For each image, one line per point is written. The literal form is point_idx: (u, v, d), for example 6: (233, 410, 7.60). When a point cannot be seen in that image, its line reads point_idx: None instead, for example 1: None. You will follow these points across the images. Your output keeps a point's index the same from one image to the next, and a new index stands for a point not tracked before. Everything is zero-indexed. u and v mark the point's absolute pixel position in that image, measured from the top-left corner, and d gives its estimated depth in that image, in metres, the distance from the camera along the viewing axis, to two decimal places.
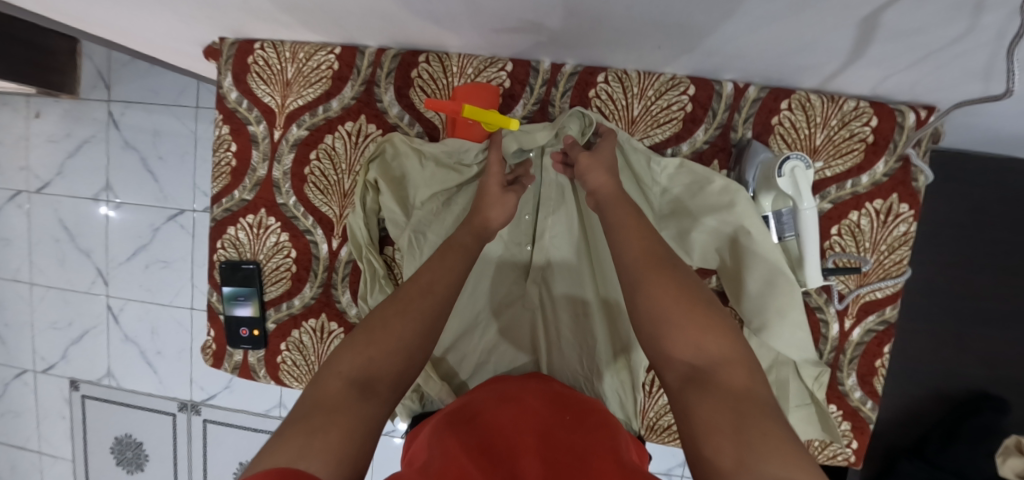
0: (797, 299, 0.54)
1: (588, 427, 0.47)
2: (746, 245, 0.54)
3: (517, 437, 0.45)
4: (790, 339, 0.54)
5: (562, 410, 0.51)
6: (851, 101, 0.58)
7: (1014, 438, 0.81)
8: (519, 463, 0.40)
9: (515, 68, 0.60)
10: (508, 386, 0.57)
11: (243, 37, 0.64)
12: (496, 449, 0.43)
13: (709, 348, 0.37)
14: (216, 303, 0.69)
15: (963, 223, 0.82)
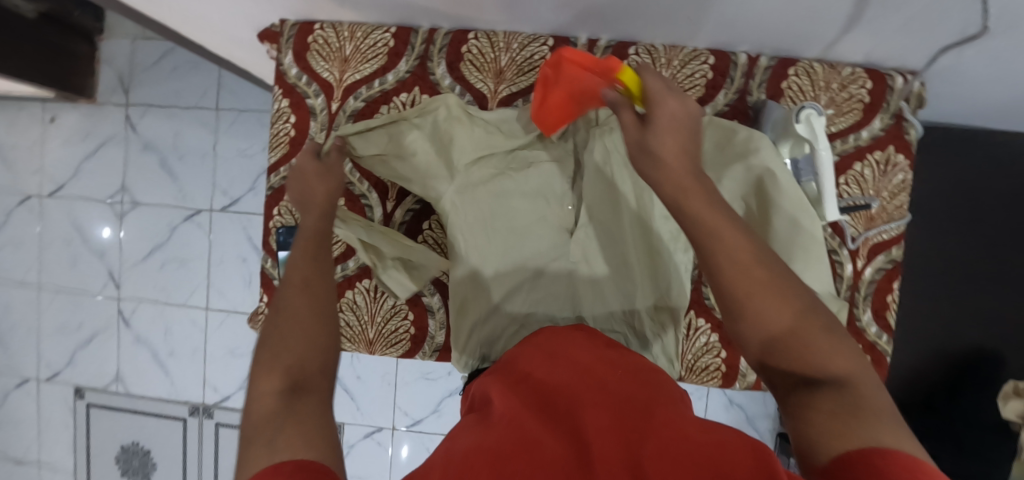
0: (818, 232, 0.60)
1: (639, 381, 0.44)
2: (771, 184, 0.60)
3: (576, 388, 0.41)
4: (815, 271, 0.61)
5: (608, 364, 0.48)
6: (848, 68, 0.67)
7: (1012, 383, 0.85)
8: (584, 415, 0.36)
9: (556, 43, 0.67)
10: (554, 344, 0.54)
11: (304, 19, 0.69)
12: (557, 401, 0.40)
13: (806, 340, 0.32)
14: (270, 268, 0.71)
15: (954, 189, 0.90)
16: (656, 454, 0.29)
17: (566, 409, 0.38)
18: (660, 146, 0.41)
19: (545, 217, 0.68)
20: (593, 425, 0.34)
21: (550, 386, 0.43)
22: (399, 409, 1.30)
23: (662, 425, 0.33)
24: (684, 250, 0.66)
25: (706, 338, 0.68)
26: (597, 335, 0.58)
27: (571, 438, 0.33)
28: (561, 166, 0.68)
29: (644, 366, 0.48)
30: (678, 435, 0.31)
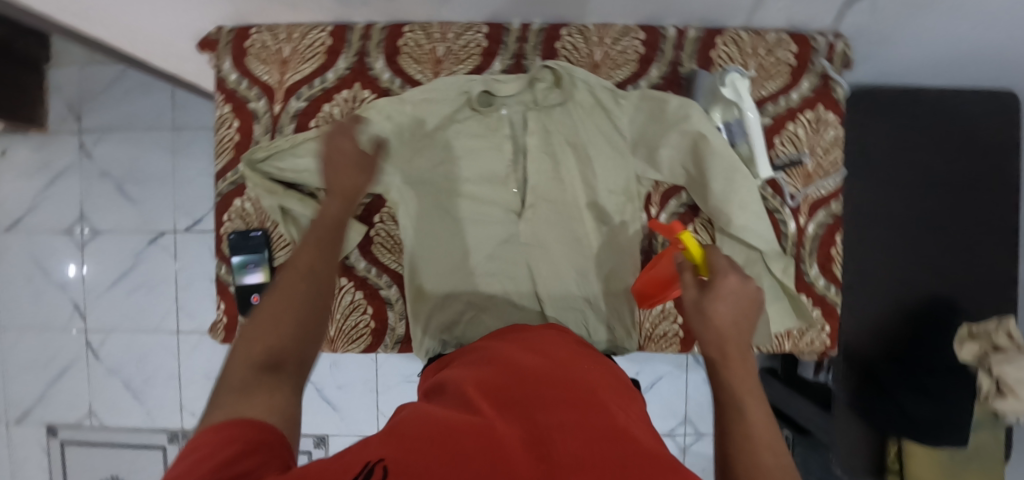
0: (754, 191, 0.63)
1: (608, 386, 0.40)
2: (705, 150, 0.62)
3: (545, 382, 0.36)
4: (751, 228, 0.64)
5: (584, 366, 0.43)
6: (773, 34, 0.70)
7: (965, 326, 0.90)
8: (548, 411, 0.32)
9: (491, 30, 0.68)
10: (530, 338, 0.49)
11: (239, 25, 0.70)
12: (519, 392, 0.35)
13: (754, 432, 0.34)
14: (226, 275, 0.71)
15: (897, 146, 0.92)
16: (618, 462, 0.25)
17: (526, 399, 0.33)
18: (713, 309, 0.40)
19: (494, 201, 0.69)
20: (555, 423, 0.30)
21: (520, 375, 0.38)
22: (384, 415, 1.29)
23: (627, 434, 0.29)
24: (631, 221, 0.67)
25: (661, 305, 0.70)
26: (569, 336, 0.54)
27: (527, 431, 0.29)
28: (501, 149, 0.68)
29: (617, 380, 0.44)
30: (640, 449, 0.27)
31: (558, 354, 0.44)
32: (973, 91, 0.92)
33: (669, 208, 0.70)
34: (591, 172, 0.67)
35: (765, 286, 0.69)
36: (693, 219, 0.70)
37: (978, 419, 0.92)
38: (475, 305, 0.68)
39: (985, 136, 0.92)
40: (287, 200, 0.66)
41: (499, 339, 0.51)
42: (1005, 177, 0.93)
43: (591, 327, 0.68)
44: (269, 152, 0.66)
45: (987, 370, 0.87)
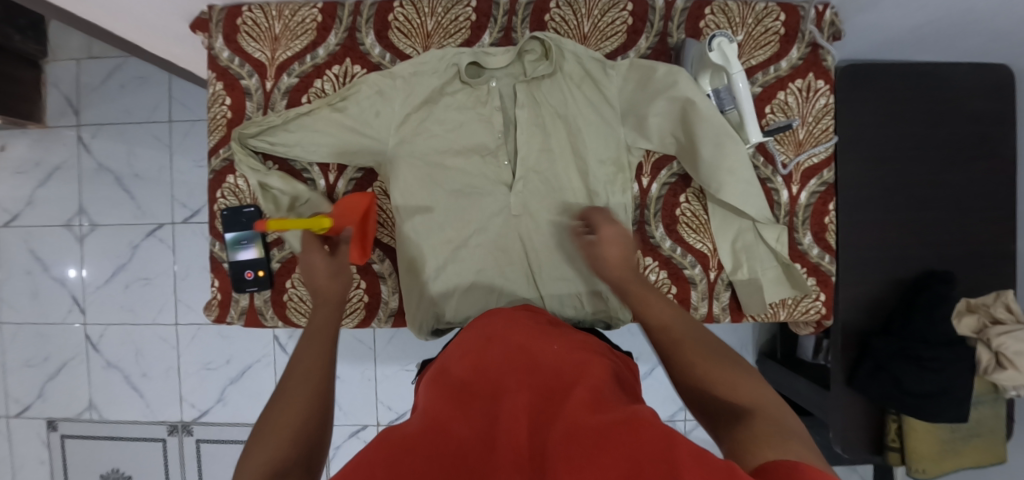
0: (744, 157, 0.63)
1: (570, 356, 0.44)
2: (693, 116, 0.62)
3: (503, 370, 0.41)
4: (742, 195, 0.63)
5: (546, 343, 0.48)
6: (761, 3, 0.70)
7: (963, 300, 0.92)
8: (507, 400, 0.36)
9: (479, 3, 0.69)
10: (497, 326, 0.54)
11: (231, 3, 0.71)
12: (478, 388, 0.40)
13: (709, 373, 0.42)
14: (219, 252, 0.72)
15: (889, 121, 0.92)
16: (560, 436, 0.30)
17: (489, 393, 0.38)
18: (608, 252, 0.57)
19: (484, 175, 0.69)
20: (510, 410, 0.34)
21: (478, 370, 0.42)
22: (382, 404, 1.29)
23: (578, 403, 0.34)
24: (621, 191, 0.68)
25: (654, 276, 0.70)
26: (537, 315, 0.58)
27: (486, 425, 0.34)
28: (490, 121, 0.68)
29: (583, 346, 0.49)
30: (587, 414, 0.31)
31: (521, 337, 0.48)
32: (965, 65, 0.92)
33: (659, 179, 0.70)
34: (581, 142, 0.67)
35: (759, 254, 0.69)
36: (685, 189, 0.70)
37: (979, 394, 0.92)
38: (466, 275, 0.69)
39: (979, 110, 0.92)
40: (268, 177, 0.67)
41: (471, 331, 0.56)
42: (1000, 150, 0.93)
43: (584, 297, 0.69)
44: (261, 127, 0.67)
45: (987, 343, 0.88)
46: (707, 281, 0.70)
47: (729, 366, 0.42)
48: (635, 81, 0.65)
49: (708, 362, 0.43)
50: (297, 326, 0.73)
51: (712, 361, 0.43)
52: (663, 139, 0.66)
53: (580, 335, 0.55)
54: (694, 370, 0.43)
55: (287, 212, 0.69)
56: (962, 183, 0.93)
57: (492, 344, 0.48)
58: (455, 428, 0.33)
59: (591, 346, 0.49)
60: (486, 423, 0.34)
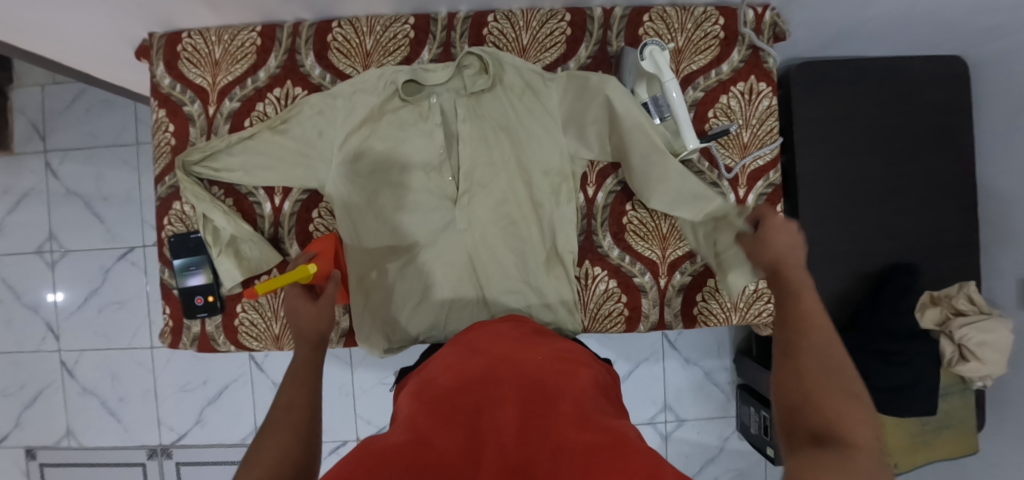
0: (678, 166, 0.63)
1: (554, 367, 0.43)
2: (622, 123, 0.62)
3: (487, 382, 0.40)
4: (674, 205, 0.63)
5: (531, 354, 0.47)
6: (700, 8, 0.70)
7: (926, 293, 0.91)
8: (492, 413, 0.35)
9: (417, 20, 0.69)
10: (480, 338, 0.52)
11: (171, 30, 0.71)
12: (458, 399, 0.38)
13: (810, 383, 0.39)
14: (169, 279, 0.72)
15: (845, 117, 0.92)
16: (552, 458, 0.28)
17: (471, 404, 0.37)
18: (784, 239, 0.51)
19: (427, 190, 0.68)
20: (496, 424, 0.33)
21: (460, 381, 0.41)
22: (361, 419, 1.28)
23: (568, 423, 0.32)
24: (567, 201, 0.67)
25: (604, 285, 0.70)
26: (521, 327, 0.57)
27: (469, 437, 0.32)
28: (432, 136, 0.68)
29: (565, 355, 0.48)
30: (578, 435, 0.31)
31: (507, 350, 0.47)
32: (919, 57, 0.92)
33: (605, 188, 0.70)
34: (525, 154, 0.67)
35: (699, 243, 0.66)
36: (631, 197, 0.70)
37: (946, 385, 0.92)
38: (417, 291, 0.69)
39: (934, 101, 0.92)
40: (210, 209, 0.66)
41: (451, 346, 0.54)
42: (958, 141, 0.93)
43: (535, 309, 0.68)
44: (204, 154, 0.67)
45: (950, 335, 0.87)
46: (657, 288, 0.70)
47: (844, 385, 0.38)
48: (574, 91, 0.65)
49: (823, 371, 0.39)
50: (251, 350, 0.73)
51: (826, 379, 0.38)
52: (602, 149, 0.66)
53: (570, 344, 0.55)
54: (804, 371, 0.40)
55: (226, 247, 0.69)
56: (922, 175, 0.93)
57: (476, 356, 0.46)
58: (437, 437, 0.31)
59: (574, 357, 0.48)
60: (470, 436, 0.32)
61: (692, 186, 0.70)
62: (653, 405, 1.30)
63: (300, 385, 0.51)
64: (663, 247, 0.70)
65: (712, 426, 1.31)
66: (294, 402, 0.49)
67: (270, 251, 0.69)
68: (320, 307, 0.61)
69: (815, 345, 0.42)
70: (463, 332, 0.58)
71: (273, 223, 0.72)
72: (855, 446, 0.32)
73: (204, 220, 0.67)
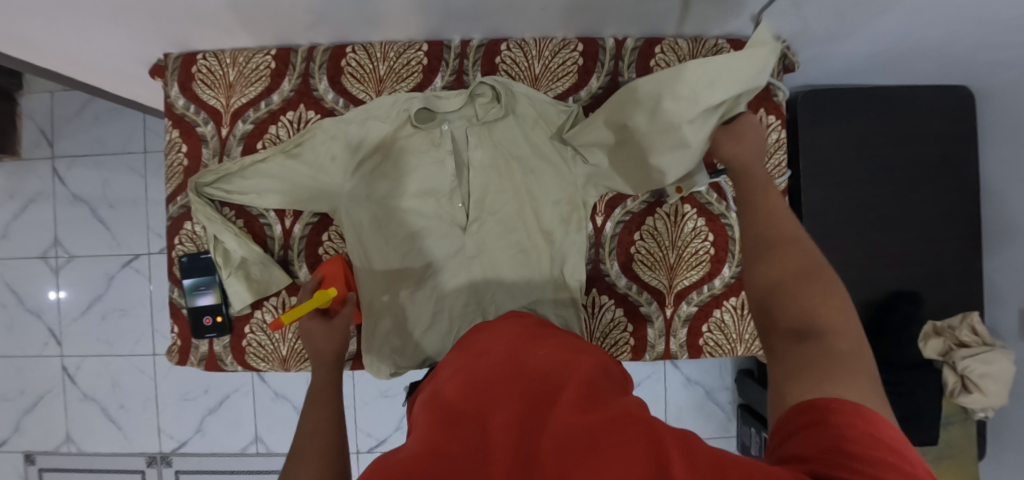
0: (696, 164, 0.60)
1: (559, 359, 0.41)
2: (635, 138, 0.60)
3: (492, 380, 0.38)
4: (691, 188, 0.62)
5: (535, 347, 0.45)
6: (711, 40, 0.71)
7: (930, 324, 0.91)
8: (500, 412, 0.33)
9: (430, 47, 0.70)
10: (485, 338, 0.51)
11: (187, 51, 0.71)
12: (468, 400, 0.36)
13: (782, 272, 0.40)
14: (178, 298, 0.72)
15: (850, 145, 0.93)
16: (560, 446, 0.28)
17: (478, 404, 0.35)
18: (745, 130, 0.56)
19: (437, 217, 0.69)
20: (503, 421, 0.32)
21: (467, 384, 0.39)
22: (361, 431, 1.28)
23: (573, 408, 0.32)
24: (577, 230, 0.68)
25: (612, 313, 0.71)
26: (525, 321, 0.55)
27: (478, 438, 0.31)
28: (443, 164, 0.68)
29: (570, 347, 0.45)
30: (584, 418, 0.30)
31: (508, 349, 0.44)
32: (924, 88, 0.93)
33: (614, 217, 0.70)
34: (536, 184, 0.68)
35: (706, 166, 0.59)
36: (639, 227, 0.70)
37: (947, 414, 0.94)
38: (427, 312, 0.69)
39: (940, 131, 0.93)
40: (222, 232, 0.67)
41: (458, 350, 0.53)
42: (962, 171, 0.93)
43: None
44: (217, 176, 0.67)
45: (953, 365, 0.88)
46: (663, 318, 0.71)
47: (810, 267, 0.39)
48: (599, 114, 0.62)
49: (795, 257, 0.41)
50: (257, 371, 0.73)
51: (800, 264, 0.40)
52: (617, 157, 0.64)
53: (572, 339, 0.49)
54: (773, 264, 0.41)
55: (236, 269, 0.69)
56: (926, 203, 0.94)
57: (480, 358, 0.44)
58: (445, 444, 0.30)
59: (579, 346, 0.46)
60: (478, 436, 0.31)
61: (700, 217, 0.70)
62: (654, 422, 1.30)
63: (323, 411, 0.52)
64: (670, 276, 0.71)
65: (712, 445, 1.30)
66: (320, 427, 0.49)
67: (279, 274, 0.70)
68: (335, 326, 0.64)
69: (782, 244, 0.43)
70: (464, 337, 0.57)
71: (282, 245, 0.73)
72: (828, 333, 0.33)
73: (215, 243, 0.68)
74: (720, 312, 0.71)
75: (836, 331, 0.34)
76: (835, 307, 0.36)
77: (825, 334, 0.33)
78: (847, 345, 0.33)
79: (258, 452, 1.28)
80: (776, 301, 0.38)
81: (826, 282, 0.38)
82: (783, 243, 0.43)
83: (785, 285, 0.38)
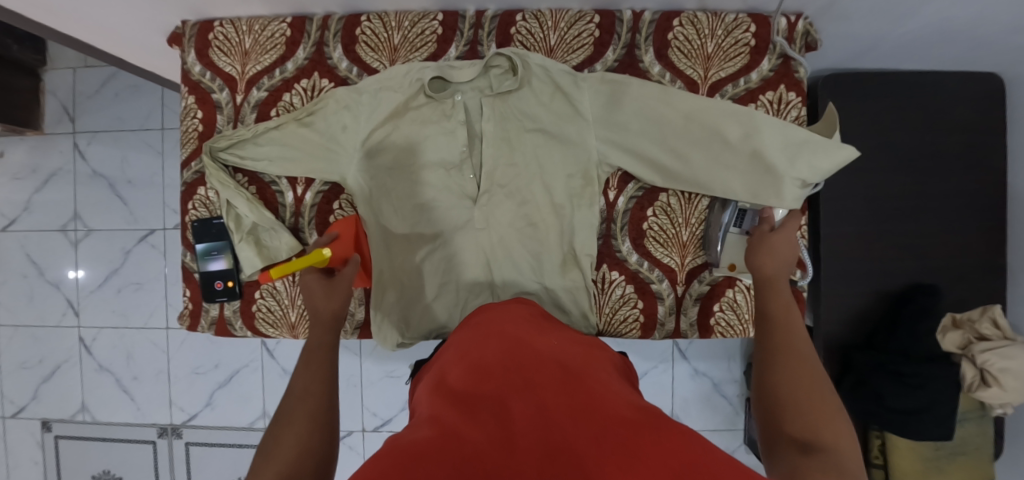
0: (737, 159, 0.63)
1: (571, 355, 0.43)
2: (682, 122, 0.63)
3: (508, 371, 0.38)
4: (724, 177, 0.64)
5: (545, 342, 0.45)
6: (731, 15, 0.69)
7: (949, 315, 0.89)
8: (523, 398, 0.34)
9: (445, 17, 0.69)
10: (494, 324, 0.50)
11: (203, 18, 0.72)
12: (487, 386, 0.36)
13: (792, 386, 0.45)
14: (190, 263, 0.73)
15: (873, 131, 0.90)
16: (596, 433, 0.28)
17: (494, 395, 0.35)
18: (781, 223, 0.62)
19: (448, 188, 0.68)
20: (524, 412, 0.32)
21: (482, 371, 0.39)
22: (368, 410, 1.29)
23: (598, 401, 0.33)
24: (589, 205, 0.67)
25: (621, 290, 0.70)
26: (529, 310, 0.56)
27: (499, 425, 0.31)
28: (454, 135, 0.67)
29: (576, 345, 0.47)
30: (613, 412, 0.31)
31: (522, 339, 0.45)
32: (951, 73, 0.90)
33: (626, 192, 0.70)
34: (548, 156, 0.67)
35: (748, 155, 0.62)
36: (652, 203, 0.69)
37: (965, 411, 0.89)
38: (435, 282, 0.70)
39: (967, 118, 0.89)
40: (234, 196, 0.68)
41: (467, 329, 0.54)
42: (989, 161, 0.90)
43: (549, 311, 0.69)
44: (231, 141, 0.68)
45: (971, 359, 0.85)
46: (674, 297, 0.70)
47: (818, 387, 0.44)
48: (662, 102, 0.64)
49: (802, 375, 0.46)
50: (267, 337, 0.74)
51: (813, 382, 0.45)
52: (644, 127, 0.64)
53: (575, 333, 0.53)
54: (785, 375, 0.46)
55: (247, 234, 0.70)
56: (951, 193, 0.91)
57: (490, 345, 0.44)
58: (466, 430, 0.29)
59: (587, 347, 0.47)
60: (500, 424, 0.31)
61: None
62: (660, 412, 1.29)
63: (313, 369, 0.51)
64: (682, 254, 0.70)
65: (719, 438, 1.29)
66: (309, 390, 0.49)
67: (289, 241, 0.70)
68: (336, 287, 0.62)
69: (796, 356, 0.48)
70: (472, 315, 0.58)
71: (294, 213, 0.73)
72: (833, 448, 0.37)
73: (227, 207, 0.69)
74: (733, 292, 0.70)
75: (838, 448, 0.37)
76: (837, 427, 0.39)
77: (829, 450, 0.37)
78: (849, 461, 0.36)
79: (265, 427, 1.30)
80: (791, 412, 0.42)
81: (834, 408, 0.42)
82: (799, 361, 0.47)
83: (797, 402, 0.43)
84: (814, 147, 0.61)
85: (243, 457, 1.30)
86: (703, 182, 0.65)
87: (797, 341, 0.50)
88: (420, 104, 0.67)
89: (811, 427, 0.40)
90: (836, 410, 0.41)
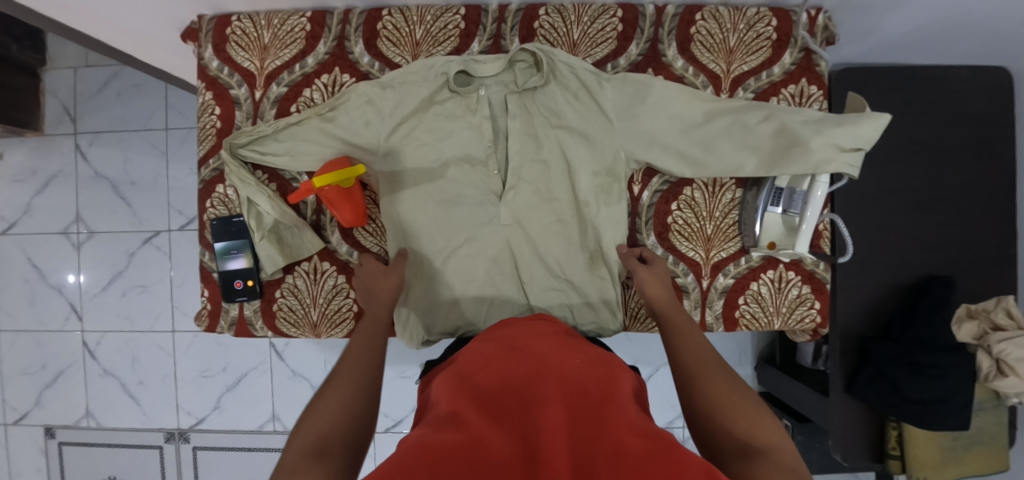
0: (767, 143, 0.64)
1: (596, 372, 0.40)
2: (710, 113, 0.65)
3: (530, 379, 0.37)
4: (745, 161, 0.65)
5: (568, 354, 0.44)
6: (753, 9, 0.69)
7: (964, 307, 0.90)
8: (539, 414, 0.32)
9: (468, 11, 0.68)
10: (514, 335, 0.49)
11: (221, 13, 0.70)
12: (506, 398, 0.35)
13: (712, 394, 0.44)
14: (209, 262, 0.72)
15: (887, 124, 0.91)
16: (609, 462, 0.26)
17: (515, 407, 0.34)
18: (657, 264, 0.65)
19: (473, 185, 0.68)
20: (547, 423, 0.31)
21: (500, 381, 0.37)
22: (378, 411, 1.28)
23: (617, 428, 0.30)
24: (616, 201, 0.67)
25: None
26: (552, 327, 0.55)
27: (521, 440, 0.30)
28: (478, 135, 0.67)
29: (602, 359, 0.44)
30: (630, 441, 0.28)
31: (545, 349, 0.44)
32: (962, 67, 0.90)
33: (651, 186, 0.71)
34: (572, 151, 0.66)
35: (784, 140, 0.63)
36: (677, 197, 0.70)
37: (980, 401, 0.90)
38: (462, 277, 0.69)
39: (977, 111, 0.90)
40: (255, 193, 0.66)
41: (483, 340, 0.52)
42: (998, 153, 0.91)
43: (576, 308, 0.69)
44: (251, 137, 0.67)
45: (987, 349, 0.84)
46: (699, 290, 0.71)
47: (739, 389, 0.45)
48: (688, 96, 0.64)
49: (720, 381, 0.46)
50: (288, 337, 0.73)
51: (732, 388, 0.45)
52: (669, 117, 0.64)
53: (599, 348, 0.51)
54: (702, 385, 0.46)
55: (269, 232, 0.69)
56: (962, 185, 0.91)
57: (513, 354, 0.43)
58: (488, 441, 0.28)
59: (609, 360, 0.45)
60: (521, 439, 0.30)
61: (736, 187, 0.70)
62: (672, 408, 1.29)
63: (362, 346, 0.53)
64: (707, 248, 0.71)
65: None
66: (359, 360, 0.50)
67: (313, 238, 0.70)
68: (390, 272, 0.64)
69: (705, 365, 0.49)
70: (488, 330, 0.57)
71: (315, 210, 0.73)
72: (769, 449, 0.37)
73: (248, 203, 0.67)
74: (757, 285, 0.71)
75: (771, 452, 0.37)
76: (763, 425, 0.39)
77: (769, 452, 0.36)
78: (787, 460, 0.35)
79: (275, 429, 1.28)
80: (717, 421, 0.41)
81: (754, 407, 0.42)
82: (710, 368, 0.48)
83: (720, 407, 0.42)
84: (847, 119, 0.61)
85: (252, 461, 1.28)
86: (737, 165, 0.65)
87: (704, 354, 0.51)
88: (445, 100, 0.67)
89: (741, 431, 0.39)
90: (758, 409, 0.42)
